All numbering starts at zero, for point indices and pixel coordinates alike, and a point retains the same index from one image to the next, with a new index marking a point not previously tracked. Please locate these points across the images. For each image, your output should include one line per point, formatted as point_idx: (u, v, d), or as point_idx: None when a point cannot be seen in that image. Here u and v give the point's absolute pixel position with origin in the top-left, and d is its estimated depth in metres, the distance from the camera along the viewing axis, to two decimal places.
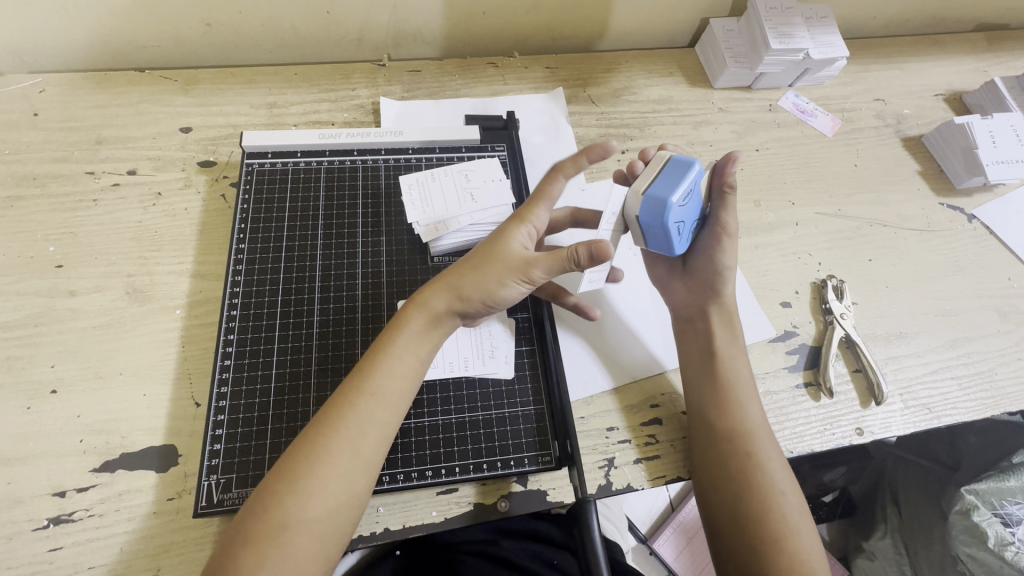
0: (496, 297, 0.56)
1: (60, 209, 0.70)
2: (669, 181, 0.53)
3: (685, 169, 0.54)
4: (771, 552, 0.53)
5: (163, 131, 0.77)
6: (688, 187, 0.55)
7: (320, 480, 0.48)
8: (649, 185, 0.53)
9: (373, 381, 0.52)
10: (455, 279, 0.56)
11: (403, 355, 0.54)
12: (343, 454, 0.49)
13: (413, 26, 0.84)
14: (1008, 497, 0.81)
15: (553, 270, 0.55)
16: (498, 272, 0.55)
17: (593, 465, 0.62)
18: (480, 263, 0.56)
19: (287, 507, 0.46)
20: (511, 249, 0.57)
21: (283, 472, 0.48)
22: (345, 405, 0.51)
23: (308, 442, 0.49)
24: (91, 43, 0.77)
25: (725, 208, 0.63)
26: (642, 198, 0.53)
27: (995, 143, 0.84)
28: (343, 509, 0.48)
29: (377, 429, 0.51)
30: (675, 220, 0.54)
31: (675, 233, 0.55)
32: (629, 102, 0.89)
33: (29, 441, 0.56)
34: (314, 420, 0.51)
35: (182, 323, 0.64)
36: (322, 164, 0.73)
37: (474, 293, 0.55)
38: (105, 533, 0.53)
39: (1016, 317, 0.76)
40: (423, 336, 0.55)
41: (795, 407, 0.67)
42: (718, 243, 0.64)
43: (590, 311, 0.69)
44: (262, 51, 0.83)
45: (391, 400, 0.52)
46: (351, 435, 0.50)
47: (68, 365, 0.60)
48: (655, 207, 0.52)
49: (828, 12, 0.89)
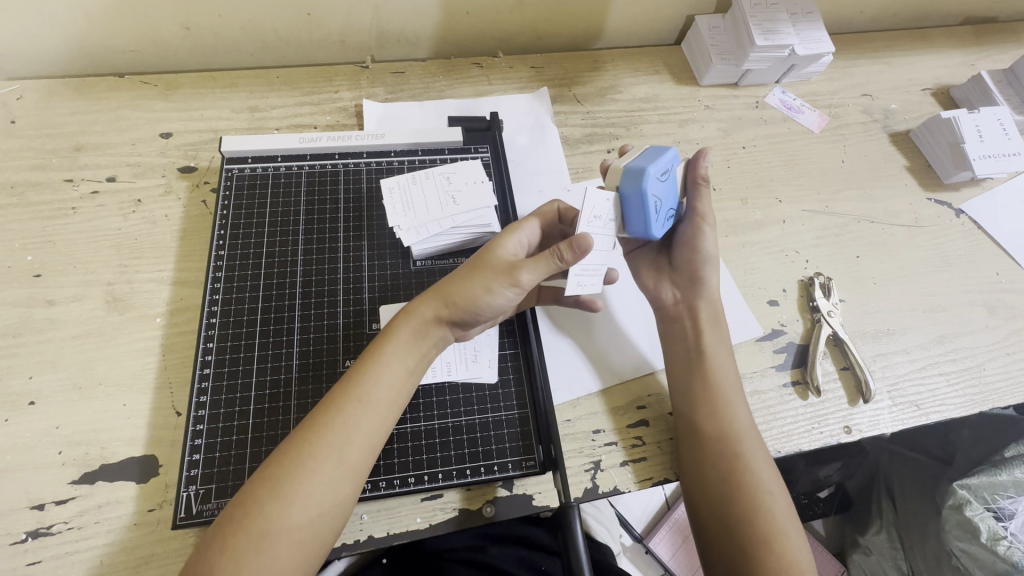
0: (487, 304, 0.55)
1: (38, 217, 0.69)
2: (648, 159, 0.57)
3: (662, 151, 0.58)
4: (760, 551, 0.53)
5: (143, 137, 0.76)
6: (666, 169, 0.58)
7: (304, 487, 0.47)
8: (629, 161, 0.57)
9: (362, 388, 0.52)
10: (445, 287, 0.56)
11: (392, 363, 0.53)
12: (328, 460, 0.48)
13: (396, 27, 0.83)
14: (1000, 491, 0.79)
15: (542, 271, 0.54)
16: (485, 278, 0.55)
17: (579, 468, 0.62)
18: (469, 271, 0.56)
19: (268, 514, 0.46)
20: (499, 257, 0.56)
21: (268, 478, 0.47)
22: (333, 412, 0.50)
23: (292, 449, 0.49)
24: (69, 49, 0.76)
25: (701, 197, 0.65)
26: (621, 171, 0.57)
27: (982, 137, 0.83)
28: (326, 516, 0.48)
29: (363, 436, 0.50)
30: (652, 195, 0.56)
31: (652, 208, 0.56)
32: (614, 100, 0.89)
33: (7, 454, 0.56)
34: (300, 427, 0.50)
35: (162, 332, 0.64)
36: (303, 168, 0.73)
37: (461, 300, 0.54)
38: (84, 547, 0.53)
39: (1005, 312, 0.76)
40: (413, 345, 0.55)
41: (783, 406, 0.67)
42: (699, 232, 0.65)
43: (594, 302, 0.70)
44: (244, 54, 0.83)
45: (380, 409, 0.52)
46: (337, 443, 0.49)
47: (46, 376, 0.60)
48: (633, 178, 0.56)
49: (813, 7, 0.88)
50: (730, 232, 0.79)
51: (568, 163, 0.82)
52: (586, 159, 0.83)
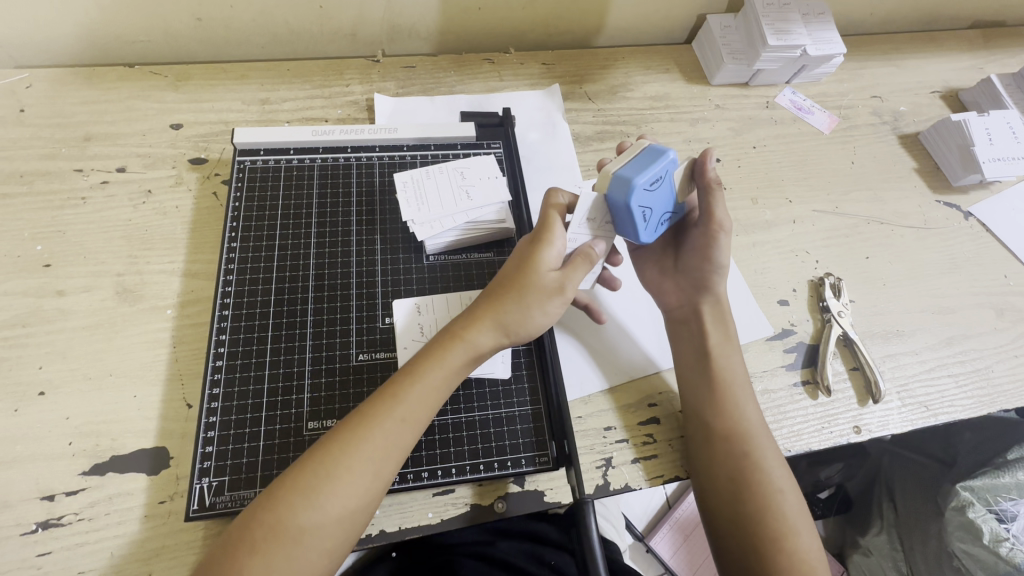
0: (543, 323, 0.57)
1: (47, 207, 0.68)
2: (640, 165, 0.55)
3: (658, 156, 0.55)
4: (770, 551, 0.53)
5: (153, 128, 0.76)
6: (660, 175, 0.56)
7: (336, 495, 0.47)
8: (622, 165, 0.55)
9: (404, 404, 0.51)
10: (496, 313, 0.55)
11: (438, 382, 0.53)
12: (362, 471, 0.48)
13: (408, 20, 0.82)
14: (1003, 493, 0.80)
15: (581, 276, 0.57)
16: (538, 301, 0.55)
17: (590, 466, 0.62)
18: (516, 291, 0.55)
19: (299, 518, 0.45)
20: (540, 274, 0.56)
21: (299, 484, 0.47)
22: (371, 424, 0.50)
23: (326, 456, 0.48)
24: (78, 38, 0.76)
25: (715, 202, 0.63)
26: (610, 177, 0.55)
27: (992, 141, 0.84)
28: (355, 523, 0.48)
29: (400, 450, 0.50)
30: (640, 204, 0.55)
31: (638, 218, 0.56)
32: (626, 98, 0.89)
33: (16, 444, 0.55)
34: (334, 435, 0.50)
35: (173, 323, 0.63)
36: (315, 161, 0.72)
37: (520, 322, 0.56)
38: (95, 538, 0.52)
39: (1013, 315, 0.77)
40: (459, 364, 0.54)
41: (793, 405, 0.67)
42: (713, 240, 0.64)
43: (599, 314, 0.68)
44: (255, 46, 0.82)
45: (418, 423, 0.52)
46: (373, 455, 0.49)
47: (56, 367, 0.59)
48: (619, 187, 0.54)
49: (825, 8, 0.88)
50: (741, 232, 0.79)
51: (579, 160, 0.82)
52: (598, 156, 0.83)
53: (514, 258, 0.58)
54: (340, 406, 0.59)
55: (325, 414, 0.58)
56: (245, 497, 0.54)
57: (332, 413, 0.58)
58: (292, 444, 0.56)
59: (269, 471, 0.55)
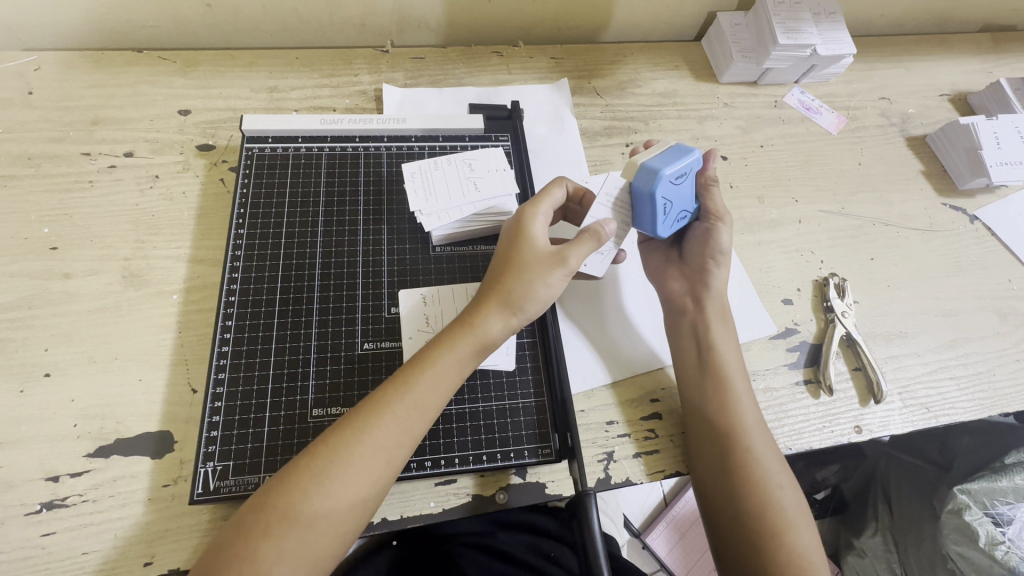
0: (550, 298, 0.57)
1: (54, 189, 0.68)
2: (666, 160, 0.58)
3: (685, 152, 0.58)
4: (768, 546, 0.53)
5: (161, 113, 0.76)
6: (684, 171, 0.59)
7: (347, 481, 0.47)
8: (648, 157, 0.58)
9: (416, 391, 0.51)
10: (506, 296, 0.56)
11: (451, 370, 0.53)
12: (372, 456, 0.48)
13: (417, 12, 0.82)
14: (999, 497, 0.81)
15: (587, 252, 0.57)
16: (539, 275, 0.56)
17: (592, 459, 0.62)
18: (523, 272, 0.56)
19: (309, 504, 0.45)
20: (539, 252, 0.57)
21: (311, 467, 0.47)
22: (382, 409, 0.50)
23: (337, 441, 0.48)
24: (88, 23, 0.76)
25: (713, 198, 0.66)
26: (637, 167, 0.58)
27: (999, 144, 0.84)
28: (363, 509, 0.48)
29: (410, 437, 0.50)
30: (663, 196, 0.58)
31: (659, 209, 0.58)
32: (634, 94, 0.88)
33: (22, 425, 0.55)
34: (348, 420, 0.50)
35: (179, 308, 0.64)
36: (323, 150, 0.72)
37: (527, 302, 0.56)
38: (99, 520, 0.53)
39: (1016, 319, 0.77)
40: (470, 353, 0.55)
41: (795, 404, 0.67)
42: (712, 231, 0.66)
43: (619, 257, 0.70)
44: (264, 35, 0.82)
45: (429, 411, 0.52)
46: (384, 441, 0.49)
47: (61, 349, 0.59)
48: (646, 177, 0.57)
49: (836, 9, 0.88)
50: (745, 230, 0.79)
51: (587, 154, 0.82)
52: (605, 151, 0.83)
53: (514, 238, 0.59)
54: (345, 394, 0.59)
55: (329, 401, 0.58)
56: (249, 482, 0.54)
57: (337, 401, 0.58)
58: (297, 431, 0.57)
59: (274, 457, 0.55)
